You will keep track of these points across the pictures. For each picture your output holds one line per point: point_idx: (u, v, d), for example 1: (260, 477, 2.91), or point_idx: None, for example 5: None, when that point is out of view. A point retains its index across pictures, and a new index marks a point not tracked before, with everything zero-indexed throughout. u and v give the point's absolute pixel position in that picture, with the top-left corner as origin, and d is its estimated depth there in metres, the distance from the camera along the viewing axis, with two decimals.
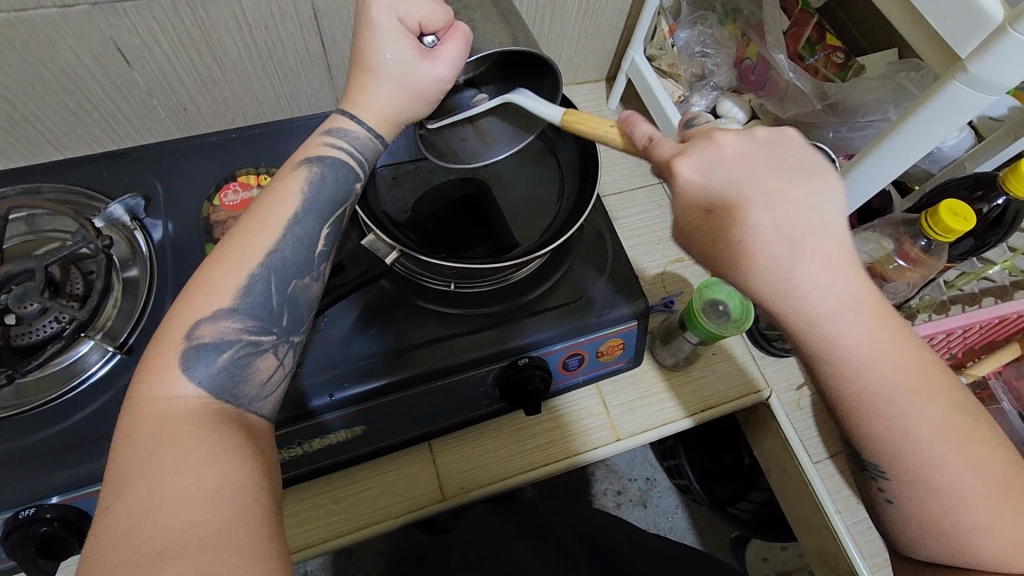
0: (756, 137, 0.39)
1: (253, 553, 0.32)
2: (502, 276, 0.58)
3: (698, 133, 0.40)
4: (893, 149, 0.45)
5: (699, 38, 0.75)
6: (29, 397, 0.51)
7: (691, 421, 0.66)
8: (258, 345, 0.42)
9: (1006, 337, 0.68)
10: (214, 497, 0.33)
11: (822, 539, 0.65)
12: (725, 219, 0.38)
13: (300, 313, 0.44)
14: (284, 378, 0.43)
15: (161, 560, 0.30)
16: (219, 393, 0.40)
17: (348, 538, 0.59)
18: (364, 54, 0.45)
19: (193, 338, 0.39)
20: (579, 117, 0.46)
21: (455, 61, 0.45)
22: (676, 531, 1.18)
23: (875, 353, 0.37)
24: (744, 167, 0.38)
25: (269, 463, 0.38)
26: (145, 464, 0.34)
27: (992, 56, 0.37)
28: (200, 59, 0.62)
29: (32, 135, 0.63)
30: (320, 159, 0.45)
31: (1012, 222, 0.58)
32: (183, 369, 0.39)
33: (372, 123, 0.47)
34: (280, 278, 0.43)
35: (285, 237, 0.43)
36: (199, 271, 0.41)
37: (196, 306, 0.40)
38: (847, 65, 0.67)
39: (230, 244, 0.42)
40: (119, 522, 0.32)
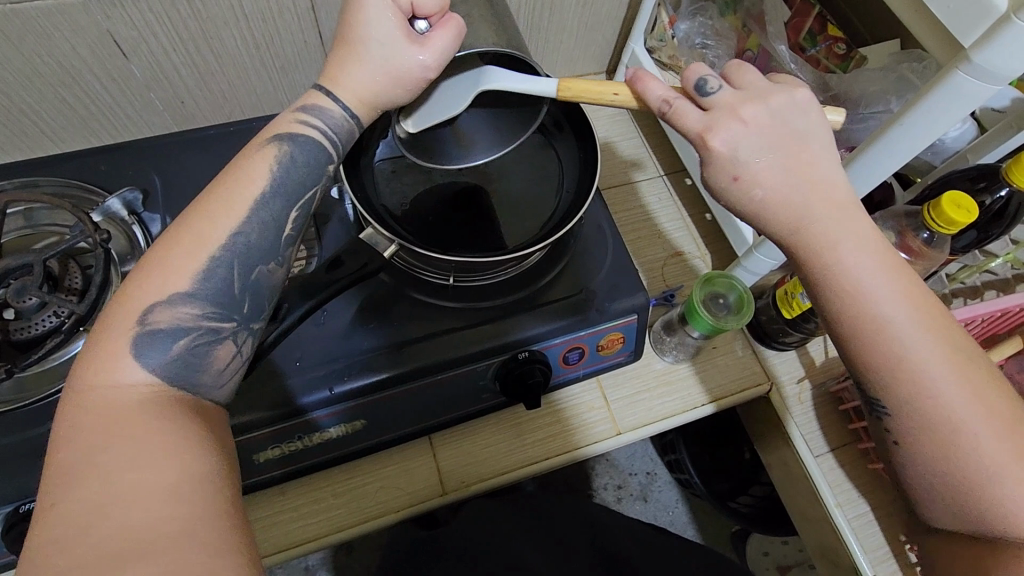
0: (771, 100, 0.41)
1: (216, 548, 0.32)
2: (499, 270, 0.58)
3: (728, 98, 0.42)
4: (893, 139, 0.45)
5: (699, 28, 0.74)
6: (29, 391, 0.51)
7: (717, 406, 0.67)
8: (218, 332, 0.41)
9: (1008, 330, 0.67)
10: (172, 492, 0.33)
11: (823, 532, 0.65)
12: (755, 184, 0.41)
13: (263, 300, 0.44)
14: (241, 366, 0.43)
15: (123, 557, 0.31)
16: (172, 379, 0.39)
17: (349, 532, 0.59)
18: (352, 30, 0.45)
19: (148, 323, 0.39)
20: (577, 87, 0.45)
21: (444, 48, 0.45)
22: (677, 526, 1.18)
23: (907, 313, 0.41)
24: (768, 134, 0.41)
25: (227, 451, 0.38)
26: (93, 458, 0.34)
27: (995, 45, 0.36)
28: (197, 51, 0.61)
29: (30, 129, 0.63)
30: (289, 138, 0.45)
31: (1015, 214, 0.57)
32: (135, 354, 0.38)
33: (347, 103, 0.46)
34: (243, 264, 0.42)
35: (248, 222, 0.42)
36: (154, 252, 0.41)
37: (151, 289, 0.39)
38: (849, 57, 0.66)
39: (190, 225, 0.41)
40: (72, 520, 0.32)
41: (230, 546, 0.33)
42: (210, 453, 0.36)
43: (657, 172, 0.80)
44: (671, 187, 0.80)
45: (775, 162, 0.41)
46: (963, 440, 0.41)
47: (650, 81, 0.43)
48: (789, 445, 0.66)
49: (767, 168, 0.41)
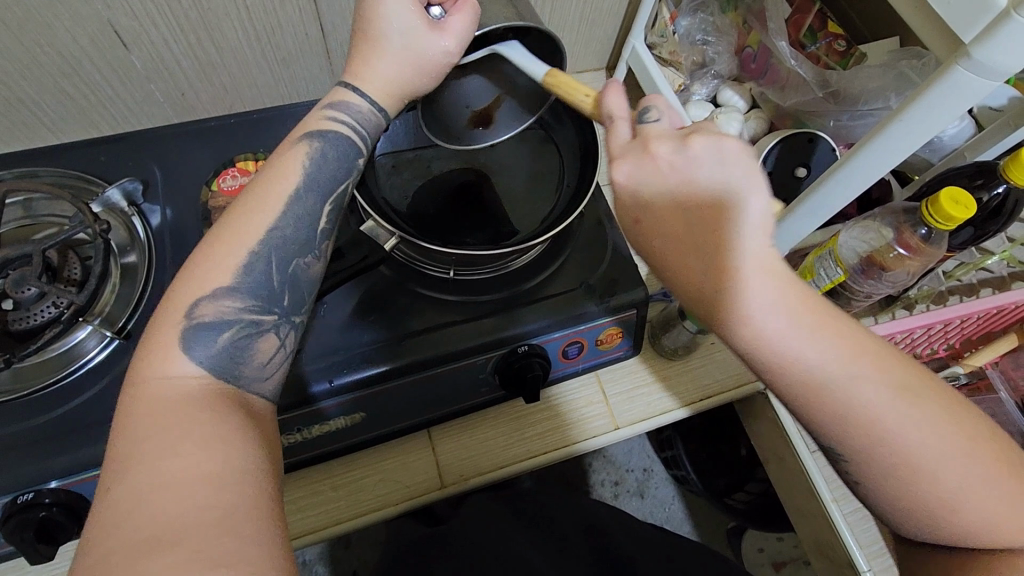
0: (691, 144, 0.39)
1: (248, 538, 0.32)
2: (503, 263, 0.59)
3: (649, 134, 0.41)
4: (894, 137, 0.45)
5: (699, 25, 0.75)
6: (27, 381, 0.51)
7: (686, 411, 0.66)
8: (259, 325, 0.42)
9: (1003, 327, 0.68)
10: (210, 480, 0.33)
11: (819, 528, 0.65)
12: (655, 229, 0.40)
13: (301, 293, 0.44)
14: (284, 360, 0.43)
15: (160, 545, 0.30)
16: (218, 373, 0.40)
17: (349, 524, 0.59)
18: (371, 26, 0.46)
19: (193, 317, 0.39)
20: (561, 81, 0.46)
21: (461, 32, 0.45)
22: (673, 522, 1.18)
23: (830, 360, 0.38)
24: (670, 177, 0.39)
25: (270, 444, 0.38)
26: (142, 445, 0.34)
27: (994, 40, 0.37)
28: (198, 42, 0.61)
29: (28, 120, 0.62)
30: (319, 134, 0.46)
31: (1011, 212, 0.58)
32: (183, 349, 0.39)
33: (372, 96, 0.47)
34: (281, 256, 0.43)
35: (284, 216, 0.43)
36: (198, 251, 0.42)
37: (195, 284, 0.40)
38: (849, 54, 0.66)
39: (231, 222, 0.42)
40: (115, 507, 0.32)
41: (263, 535, 0.32)
42: (249, 445, 0.36)
43: None
44: None
45: (683, 207, 0.39)
46: (924, 475, 0.38)
47: (611, 96, 0.43)
48: (786, 441, 0.67)
49: (665, 210, 0.40)
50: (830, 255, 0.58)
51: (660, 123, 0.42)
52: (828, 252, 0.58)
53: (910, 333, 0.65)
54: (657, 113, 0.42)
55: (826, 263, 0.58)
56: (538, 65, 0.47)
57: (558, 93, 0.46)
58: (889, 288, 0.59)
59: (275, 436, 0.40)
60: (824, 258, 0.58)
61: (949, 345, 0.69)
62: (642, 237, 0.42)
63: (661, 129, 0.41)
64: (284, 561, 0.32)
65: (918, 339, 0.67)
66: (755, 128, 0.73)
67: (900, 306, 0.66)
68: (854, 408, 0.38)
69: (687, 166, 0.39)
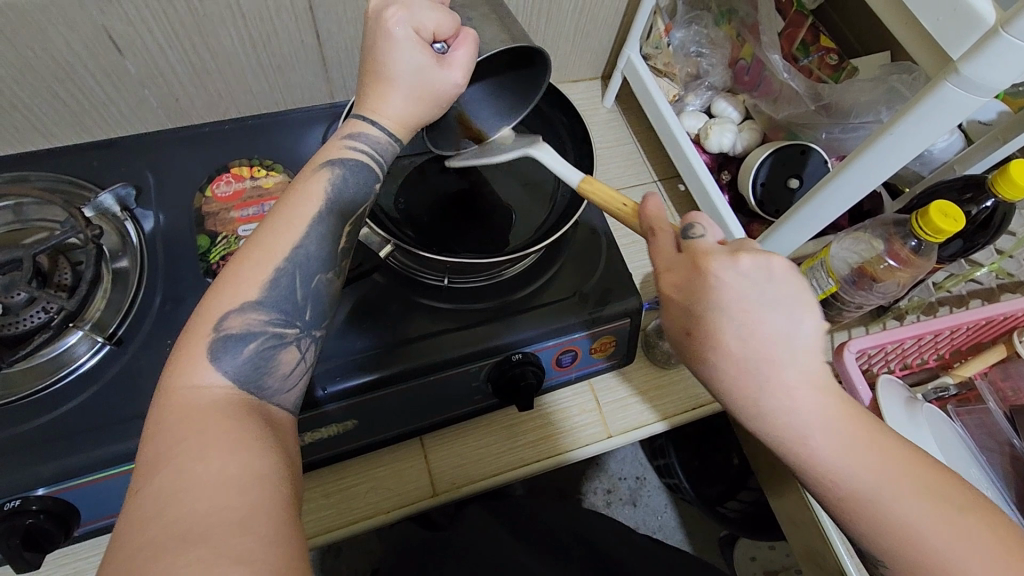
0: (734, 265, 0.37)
1: (269, 539, 0.31)
2: (495, 271, 0.59)
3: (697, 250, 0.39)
4: (887, 153, 0.45)
5: (694, 37, 0.76)
6: (13, 387, 0.50)
7: (667, 424, 0.66)
8: (283, 337, 0.42)
9: (992, 338, 0.68)
10: (237, 484, 0.33)
11: (809, 536, 0.66)
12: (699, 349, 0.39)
13: (321, 307, 0.45)
14: (305, 371, 0.44)
15: (187, 544, 0.30)
16: (243, 383, 0.40)
17: (339, 532, 0.59)
18: (382, 65, 0.46)
19: (222, 330, 0.40)
20: (599, 189, 0.49)
21: (466, 64, 0.46)
22: (665, 531, 1.18)
23: (846, 458, 0.36)
24: (715, 296, 0.37)
25: (292, 455, 0.38)
26: (174, 449, 0.34)
27: (982, 57, 0.37)
28: (194, 49, 0.61)
29: (21, 124, 0.62)
30: (340, 161, 0.46)
31: (1000, 224, 0.59)
32: (212, 360, 0.39)
33: (388, 127, 0.48)
34: (304, 272, 0.43)
35: (308, 236, 0.43)
36: (227, 268, 0.42)
37: (223, 299, 0.41)
38: (840, 68, 0.67)
39: (258, 240, 0.42)
40: (145, 507, 0.31)
41: (281, 536, 0.32)
42: (274, 453, 0.36)
43: (651, 178, 0.81)
44: (665, 193, 0.80)
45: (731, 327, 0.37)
46: None
47: (651, 208, 0.44)
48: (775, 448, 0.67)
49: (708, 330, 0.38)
50: (822, 266, 0.58)
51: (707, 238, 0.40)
52: (819, 263, 0.59)
53: (902, 343, 0.65)
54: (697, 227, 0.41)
55: (818, 274, 0.59)
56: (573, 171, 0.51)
57: (592, 200, 0.49)
58: (880, 299, 0.60)
59: (295, 447, 0.40)
60: (817, 269, 0.59)
61: (939, 355, 0.69)
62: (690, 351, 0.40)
63: (707, 245, 0.39)
64: (303, 560, 0.32)
65: (909, 350, 0.67)
66: (748, 139, 0.72)
67: (892, 316, 0.70)
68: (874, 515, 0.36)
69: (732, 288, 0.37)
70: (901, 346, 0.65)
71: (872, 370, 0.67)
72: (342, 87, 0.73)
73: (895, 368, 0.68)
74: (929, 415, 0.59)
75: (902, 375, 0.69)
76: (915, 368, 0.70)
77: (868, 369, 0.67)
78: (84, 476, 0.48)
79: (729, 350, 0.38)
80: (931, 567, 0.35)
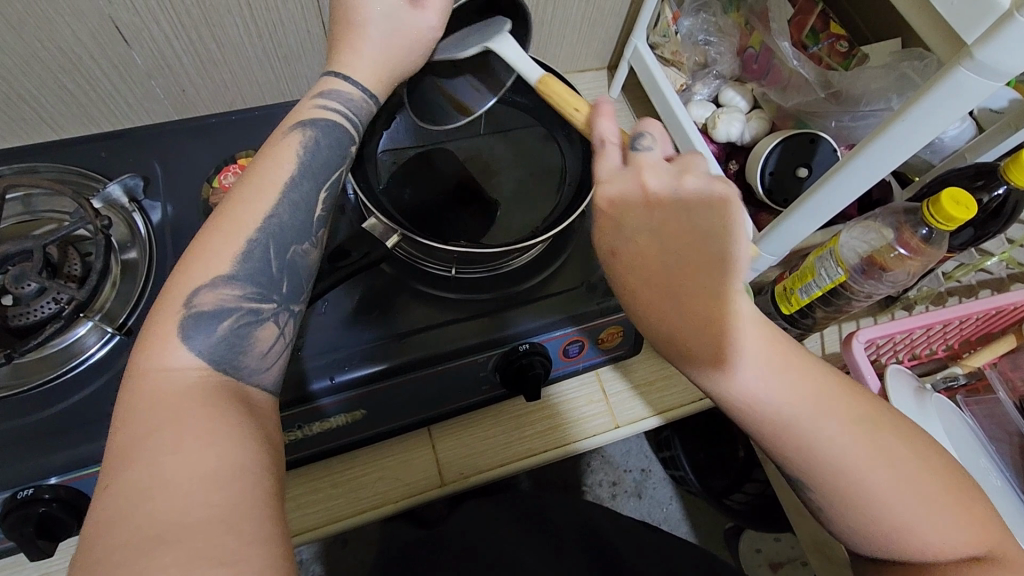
0: (683, 189, 0.41)
1: (253, 538, 0.32)
2: (501, 262, 0.59)
3: (644, 165, 0.42)
4: (897, 135, 0.44)
5: (701, 25, 0.75)
6: (25, 377, 0.50)
7: (661, 419, 0.66)
8: (259, 314, 0.42)
9: (1001, 329, 0.68)
10: (211, 480, 0.33)
11: (817, 528, 0.66)
12: (641, 276, 0.43)
13: (300, 280, 0.45)
14: (284, 348, 0.44)
15: (162, 544, 0.30)
16: (218, 363, 0.40)
17: (347, 521, 0.59)
18: (354, 10, 0.48)
19: (192, 306, 0.40)
20: (554, 90, 0.49)
21: (440, 8, 0.50)
22: (670, 522, 1.18)
23: (763, 387, 0.42)
24: (659, 212, 0.42)
25: (272, 441, 0.38)
26: (145, 440, 0.34)
27: (997, 42, 0.37)
28: (200, 40, 0.61)
29: (29, 115, 0.62)
30: (311, 123, 0.46)
31: (1011, 213, 0.58)
32: (182, 337, 0.39)
33: (363, 82, 0.49)
34: (279, 244, 0.43)
35: (281, 204, 0.44)
36: (195, 242, 0.42)
37: (193, 273, 0.41)
38: (850, 55, 0.67)
39: (226, 211, 0.43)
40: (117, 502, 0.32)
41: (267, 534, 0.33)
42: (258, 445, 0.36)
43: None
44: None
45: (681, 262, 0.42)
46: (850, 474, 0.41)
47: (602, 120, 0.44)
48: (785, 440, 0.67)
49: (649, 241, 0.43)
50: (832, 256, 0.57)
51: (653, 152, 0.42)
52: (829, 252, 0.57)
53: (910, 334, 0.65)
54: (650, 139, 0.43)
55: (827, 263, 0.57)
56: (533, 67, 0.50)
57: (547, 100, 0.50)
58: (889, 287, 0.60)
59: (274, 429, 0.40)
60: (825, 258, 0.57)
61: (948, 346, 0.69)
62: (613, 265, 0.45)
63: (655, 160, 0.42)
64: (282, 562, 0.32)
65: (918, 340, 0.66)
66: (757, 128, 0.72)
67: (900, 305, 0.70)
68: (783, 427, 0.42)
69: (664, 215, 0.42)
70: (910, 336, 0.65)
71: (880, 361, 0.67)
72: None
73: (903, 359, 0.68)
74: (937, 404, 0.59)
75: (909, 366, 0.69)
76: (924, 357, 0.69)
77: (877, 359, 0.67)
78: (87, 466, 0.48)
79: (692, 278, 0.42)
80: (823, 460, 0.41)
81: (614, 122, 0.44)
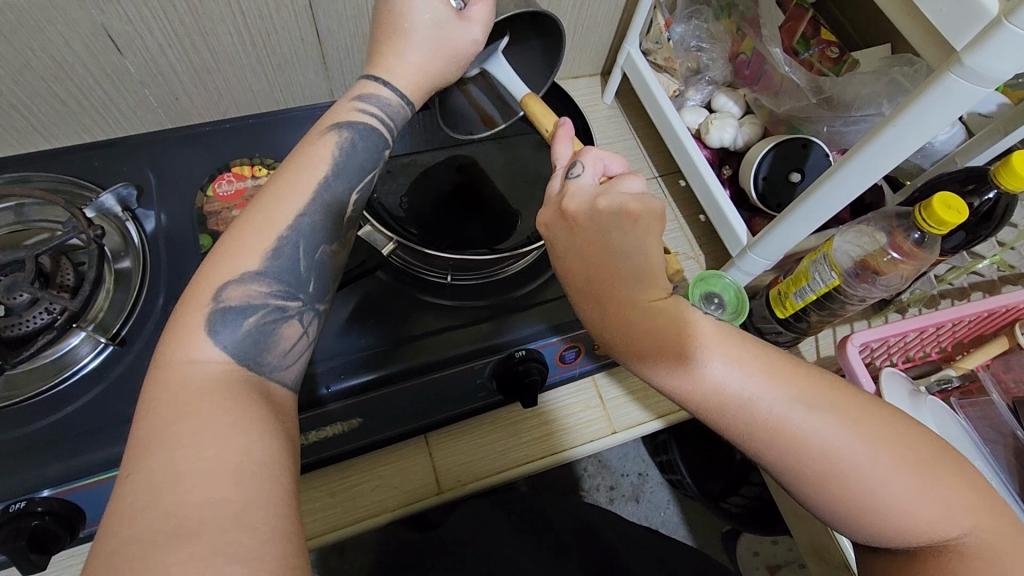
0: (600, 209, 0.42)
1: (260, 528, 0.31)
2: (493, 270, 0.59)
3: (571, 191, 0.44)
4: (889, 141, 0.45)
5: (694, 32, 0.76)
6: (18, 388, 0.50)
7: (658, 424, 0.66)
8: (284, 311, 0.42)
9: (993, 331, 0.68)
10: (230, 475, 0.32)
11: (815, 531, 0.65)
12: (582, 290, 0.43)
13: (323, 280, 0.45)
14: (306, 346, 0.44)
15: (178, 537, 0.30)
16: (242, 358, 0.40)
17: (345, 531, 0.59)
18: (402, 16, 0.46)
19: (221, 301, 0.40)
20: (535, 106, 0.50)
21: (485, 20, 0.47)
22: (668, 526, 1.18)
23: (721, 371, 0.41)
24: (584, 237, 0.42)
25: (290, 438, 0.38)
26: (167, 433, 0.33)
27: (985, 49, 0.37)
28: (194, 48, 0.61)
29: (20, 125, 0.62)
30: (348, 125, 0.47)
31: (1003, 216, 0.58)
32: (209, 332, 0.39)
33: (401, 88, 0.48)
34: (308, 242, 0.43)
35: (313, 204, 0.44)
36: (226, 236, 0.42)
37: (224, 266, 0.41)
38: (842, 61, 0.67)
39: (257, 207, 0.42)
40: (133, 496, 0.31)
41: (276, 524, 0.32)
42: (275, 443, 0.36)
43: (652, 173, 0.81)
44: (665, 189, 0.81)
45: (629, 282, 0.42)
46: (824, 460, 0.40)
47: (559, 145, 0.47)
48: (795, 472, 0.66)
49: (575, 262, 0.43)
50: (825, 259, 0.57)
51: (584, 178, 0.44)
52: (823, 256, 0.58)
53: (904, 337, 0.65)
54: (582, 168, 0.44)
55: (821, 266, 0.58)
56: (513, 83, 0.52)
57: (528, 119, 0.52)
58: (883, 291, 0.60)
59: (294, 425, 0.40)
60: (819, 262, 0.58)
61: (942, 348, 0.70)
62: (564, 289, 0.45)
63: (582, 186, 0.43)
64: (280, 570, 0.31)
65: (912, 343, 0.67)
66: (749, 133, 0.72)
67: (893, 309, 0.70)
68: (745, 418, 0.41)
69: (597, 232, 0.42)
70: (905, 339, 0.65)
71: (876, 364, 0.67)
72: (343, 84, 0.73)
73: (898, 361, 0.68)
74: (933, 407, 0.59)
75: (904, 368, 0.70)
76: (918, 360, 0.70)
77: (872, 363, 0.67)
78: (76, 479, 0.47)
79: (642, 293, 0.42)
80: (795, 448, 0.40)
81: (570, 147, 0.47)
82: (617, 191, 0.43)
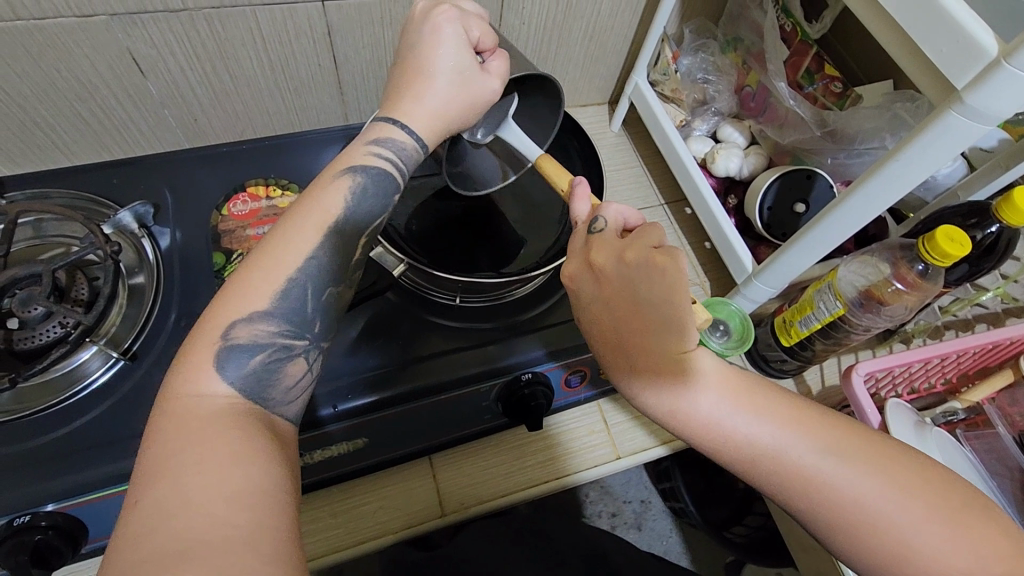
0: (626, 261, 0.43)
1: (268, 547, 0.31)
2: (503, 292, 0.60)
3: (598, 243, 0.46)
4: (892, 176, 0.46)
5: (701, 64, 0.78)
6: (29, 401, 0.50)
7: (664, 450, 0.66)
8: (291, 350, 0.43)
9: (999, 363, 0.69)
10: (236, 498, 0.33)
11: (820, 561, 0.65)
12: (602, 336, 0.46)
13: (328, 321, 0.45)
14: (309, 384, 0.44)
15: (187, 556, 0.30)
16: (247, 393, 0.40)
17: (349, 551, 0.58)
18: (423, 58, 0.49)
19: (229, 338, 0.40)
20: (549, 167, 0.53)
21: (502, 74, 0.51)
22: (670, 555, 1.16)
23: (734, 416, 0.43)
24: (609, 287, 0.44)
25: (290, 465, 0.38)
26: (171, 460, 0.34)
27: (986, 87, 0.38)
28: (214, 71, 0.63)
29: (42, 142, 0.63)
30: (362, 169, 0.47)
31: (1005, 249, 0.59)
32: (217, 368, 0.39)
33: (415, 132, 0.49)
34: (317, 285, 0.44)
35: (322, 246, 0.44)
36: (237, 275, 0.43)
37: (235, 305, 0.41)
38: (844, 96, 0.69)
39: (268, 249, 0.43)
40: (151, 511, 0.32)
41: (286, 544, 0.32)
42: (277, 469, 0.36)
43: (658, 201, 0.82)
44: (671, 217, 0.82)
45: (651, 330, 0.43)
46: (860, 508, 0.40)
47: (577, 202, 0.49)
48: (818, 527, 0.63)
49: (599, 309, 0.45)
50: (830, 289, 0.58)
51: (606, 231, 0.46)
52: (827, 285, 0.59)
53: (909, 367, 0.65)
54: (604, 221, 0.47)
55: (825, 296, 0.58)
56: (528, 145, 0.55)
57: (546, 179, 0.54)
58: (887, 321, 0.60)
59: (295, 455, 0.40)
60: (824, 291, 0.59)
61: (946, 379, 0.70)
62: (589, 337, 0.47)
63: (606, 236, 0.46)
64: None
65: (917, 373, 0.67)
66: (754, 163, 0.73)
67: (898, 339, 0.71)
68: (787, 471, 0.41)
69: (623, 277, 0.43)
70: (909, 369, 0.65)
71: (881, 395, 0.67)
72: (356, 109, 0.75)
73: (903, 392, 0.68)
74: (938, 440, 0.59)
75: (909, 399, 0.69)
76: (923, 392, 0.70)
77: (877, 393, 0.67)
78: (81, 494, 0.47)
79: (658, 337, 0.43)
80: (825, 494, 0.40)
81: (588, 204, 0.49)
82: (641, 243, 0.44)
